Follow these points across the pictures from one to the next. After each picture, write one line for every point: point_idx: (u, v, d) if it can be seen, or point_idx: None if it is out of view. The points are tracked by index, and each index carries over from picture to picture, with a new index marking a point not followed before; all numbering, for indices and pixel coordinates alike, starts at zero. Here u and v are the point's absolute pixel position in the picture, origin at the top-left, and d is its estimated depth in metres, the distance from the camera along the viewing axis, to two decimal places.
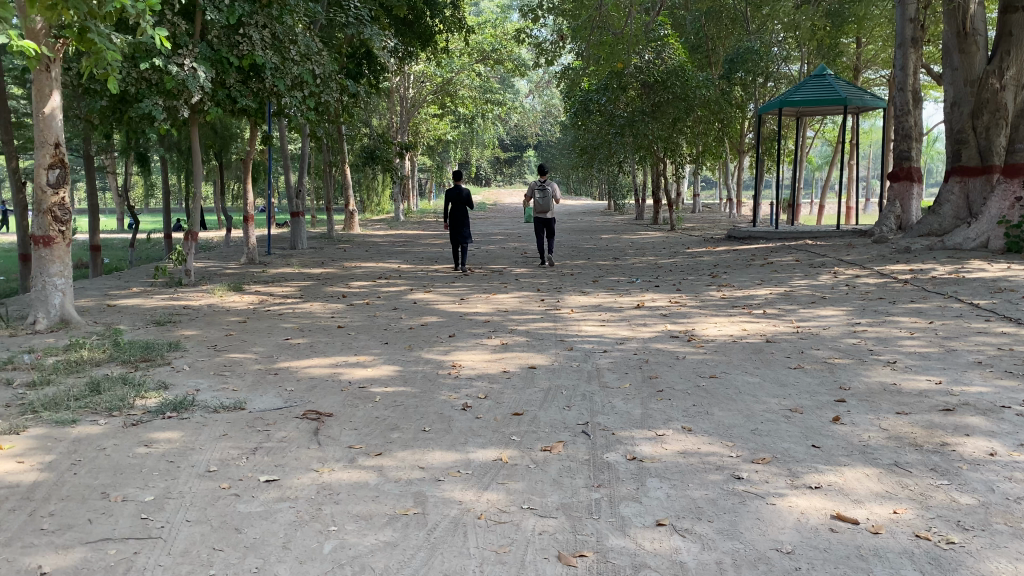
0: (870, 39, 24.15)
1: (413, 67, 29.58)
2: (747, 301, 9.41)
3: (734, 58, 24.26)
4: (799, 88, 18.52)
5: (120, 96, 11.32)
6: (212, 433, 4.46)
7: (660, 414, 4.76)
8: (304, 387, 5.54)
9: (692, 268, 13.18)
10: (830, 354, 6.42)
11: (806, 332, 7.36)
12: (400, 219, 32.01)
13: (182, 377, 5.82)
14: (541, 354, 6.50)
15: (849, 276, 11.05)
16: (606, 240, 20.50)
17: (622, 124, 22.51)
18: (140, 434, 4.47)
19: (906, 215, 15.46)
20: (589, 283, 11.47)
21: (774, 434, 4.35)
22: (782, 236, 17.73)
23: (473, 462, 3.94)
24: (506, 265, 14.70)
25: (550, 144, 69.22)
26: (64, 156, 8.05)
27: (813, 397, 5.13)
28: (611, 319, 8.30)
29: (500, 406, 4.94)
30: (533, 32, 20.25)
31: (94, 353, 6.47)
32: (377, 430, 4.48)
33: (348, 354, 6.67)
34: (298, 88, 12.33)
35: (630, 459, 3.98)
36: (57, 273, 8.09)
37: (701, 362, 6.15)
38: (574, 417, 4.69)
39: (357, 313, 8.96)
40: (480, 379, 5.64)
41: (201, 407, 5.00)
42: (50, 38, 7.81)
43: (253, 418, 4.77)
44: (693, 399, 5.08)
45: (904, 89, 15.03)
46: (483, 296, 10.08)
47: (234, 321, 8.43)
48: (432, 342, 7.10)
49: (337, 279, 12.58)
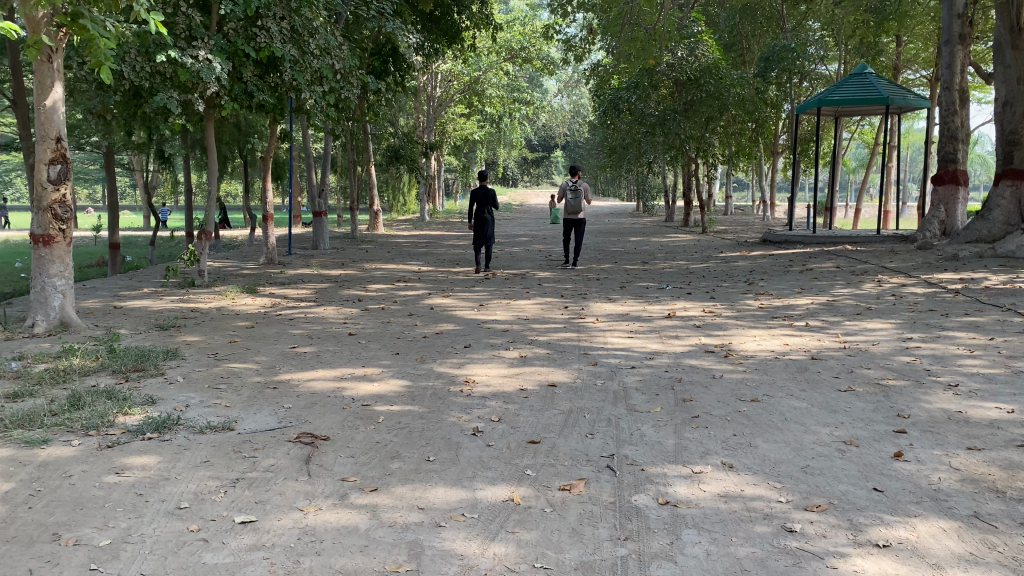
0: (912, 38, 23.27)
1: (441, 66, 29.20)
2: (787, 311, 8.80)
3: (769, 56, 23.20)
4: (838, 86, 17.75)
5: (134, 92, 10.92)
6: (194, 460, 4.00)
7: (695, 446, 4.22)
8: (302, 404, 5.06)
9: (727, 274, 12.57)
10: (883, 374, 5.81)
11: (853, 348, 6.75)
12: (426, 220, 31.58)
13: (173, 390, 5.37)
14: (563, 370, 5.96)
15: (894, 286, 10.40)
16: (634, 243, 19.93)
17: (652, 123, 21.89)
18: (113, 459, 4.02)
19: (950, 219, 14.56)
20: (617, 289, 10.92)
21: (829, 474, 3.79)
22: (819, 241, 17.02)
23: (480, 503, 3.43)
24: (530, 269, 14.19)
25: (579, 145, 68.58)
26: (66, 151, 7.66)
27: (868, 426, 4.55)
28: (639, 329, 7.75)
29: (515, 432, 4.42)
30: (562, 30, 19.66)
31: (86, 361, 6.05)
32: (375, 459, 3.99)
33: (355, 365, 6.19)
34: (319, 83, 11.90)
35: (663, 503, 3.44)
36: (57, 274, 7.72)
37: (740, 383, 5.58)
38: (598, 447, 4.16)
39: (370, 319, 8.48)
40: (494, 399, 5.12)
41: (187, 426, 4.54)
42: (52, 27, 7.43)
43: (241, 441, 4.30)
44: (734, 427, 4.53)
45: (950, 88, 14.19)
46: (504, 302, 9.58)
47: (241, 326, 8.00)
48: (447, 353, 6.59)
49: (356, 281, 12.16)
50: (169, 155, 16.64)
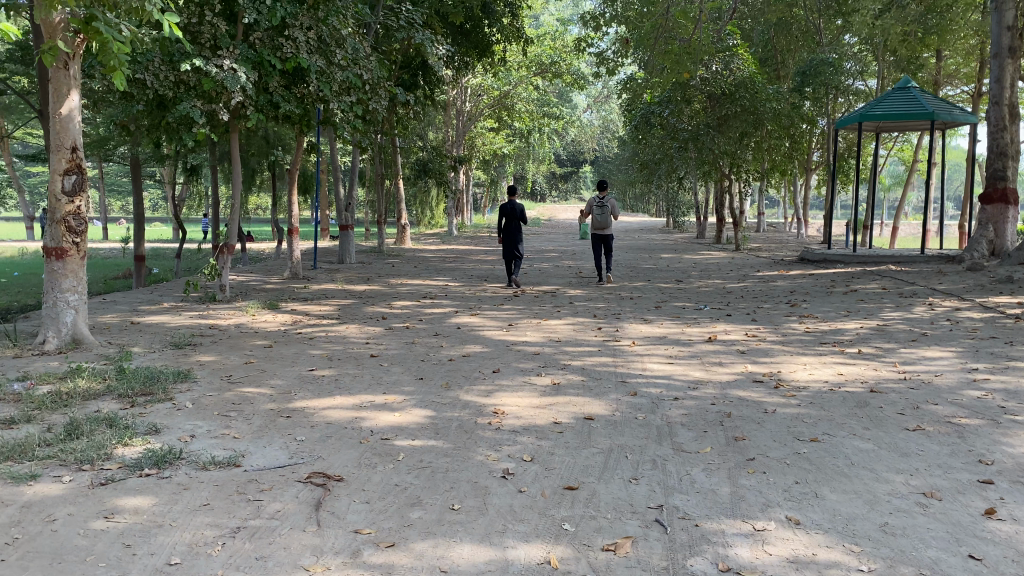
0: (954, 53, 22.55)
1: (470, 80, 28.93)
2: (836, 336, 8.26)
3: (807, 70, 22.20)
4: (880, 100, 17.09)
5: (158, 101, 10.65)
6: (192, 503, 3.60)
7: (753, 496, 3.74)
8: (316, 436, 4.64)
9: (766, 295, 12.02)
10: (954, 411, 5.26)
11: (915, 380, 6.20)
12: (454, 234, 31.28)
13: (180, 418, 4.99)
14: (599, 401, 5.48)
15: (948, 310, 9.79)
16: (667, 260, 19.39)
17: (685, 139, 21.54)
18: (104, 499, 3.64)
19: (1001, 240, 13.74)
20: (652, 309, 10.43)
21: (914, 535, 3.29)
22: (861, 260, 16.38)
23: (511, 567, 2.99)
24: (561, 285, 13.73)
25: (608, 160, 67.99)
26: (82, 161, 7.37)
27: (948, 475, 4.03)
28: (680, 355, 7.24)
29: (549, 475, 3.97)
30: (594, 43, 19.22)
31: (93, 384, 5.70)
32: (393, 506, 3.56)
33: (376, 392, 5.75)
34: (347, 93, 11.52)
35: (724, 570, 2.98)
36: (70, 290, 7.41)
37: (796, 419, 5.08)
38: (644, 496, 3.70)
39: (394, 339, 8.07)
40: (525, 434, 4.66)
41: (191, 461, 4.16)
42: (69, 33, 7.13)
43: (247, 480, 3.89)
44: (795, 473, 4.04)
45: (999, 103, 13.66)
46: (534, 322, 9.13)
47: (259, 346, 7.62)
48: (474, 379, 6.14)
49: (380, 297, 11.79)
50: (197, 169, 16.50)
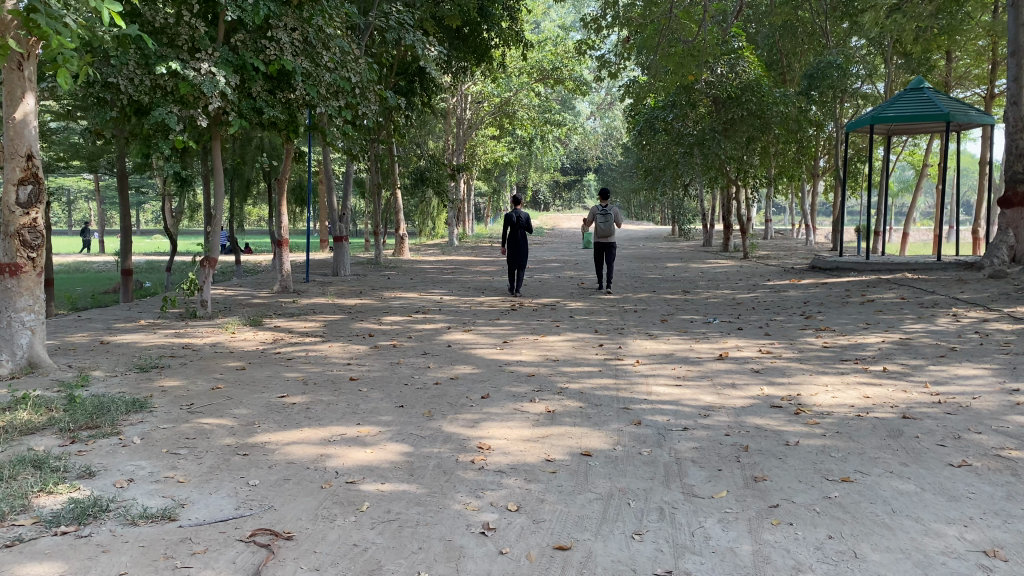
0: (965, 54, 21.92)
1: (469, 87, 28.34)
2: (857, 352, 7.64)
3: (813, 73, 21.32)
4: (894, 102, 16.45)
5: (136, 109, 10.01)
6: (106, 572, 2.99)
7: (780, 556, 3.11)
8: (272, 480, 4.03)
9: (780, 306, 11.36)
10: (1001, 442, 4.61)
11: (951, 404, 5.54)
12: (455, 244, 30.76)
13: (123, 456, 4.40)
14: (598, 432, 4.85)
15: (974, 321, 9.15)
16: (672, 270, 18.70)
17: (691, 143, 21.02)
18: (2, 567, 3.04)
19: (1021, 245, 13.01)
20: (658, 323, 9.78)
21: None
22: (874, 269, 15.60)
23: None
24: (563, 297, 13.14)
25: (612, 169, 67.47)
26: (37, 170, 6.79)
27: (1008, 526, 3.40)
28: (688, 375, 6.61)
29: (537, 530, 3.35)
30: (595, 47, 18.62)
31: (34, 415, 5.11)
32: None
33: (348, 423, 5.14)
34: (335, 97, 10.84)
35: None
36: (25, 308, 6.83)
37: (821, 453, 4.45)
38: (649, 558, 3.09)
39: (377, 359, 7.44)
40: (512, 475, 4.05)
41: (120, 513, 3.55)
42: (22, 31, 6.58)
43: (180, 539, 3.30)
44: (827, 525, 3.41)
45: (1017, 103, 12.89)
46: (532, 339, 8.50)
47: (232, 368, 7.03)
48: (459, 407, 5.52)
49: (370, 312, 11.21)
50: (187, 180, 15.92)
